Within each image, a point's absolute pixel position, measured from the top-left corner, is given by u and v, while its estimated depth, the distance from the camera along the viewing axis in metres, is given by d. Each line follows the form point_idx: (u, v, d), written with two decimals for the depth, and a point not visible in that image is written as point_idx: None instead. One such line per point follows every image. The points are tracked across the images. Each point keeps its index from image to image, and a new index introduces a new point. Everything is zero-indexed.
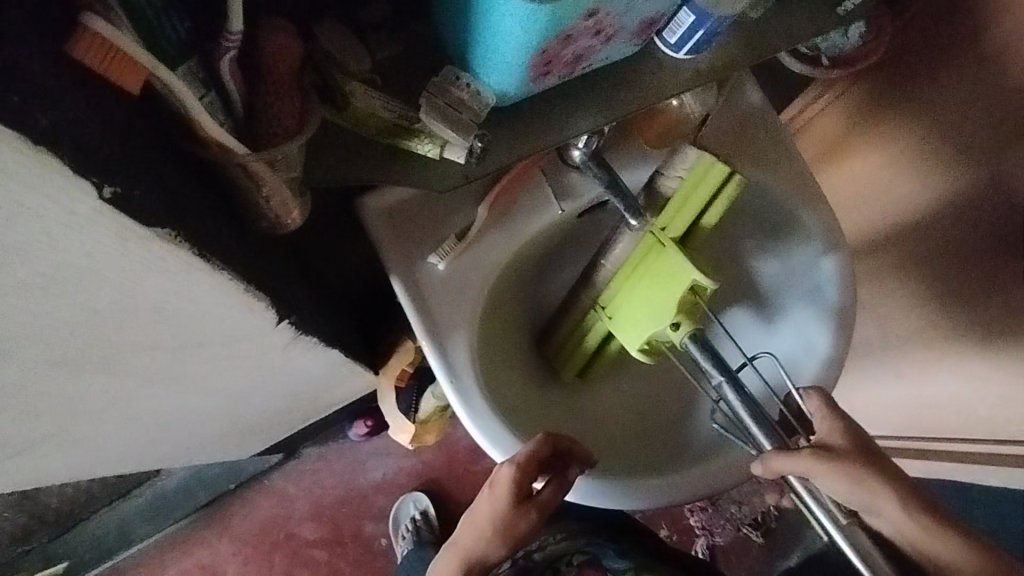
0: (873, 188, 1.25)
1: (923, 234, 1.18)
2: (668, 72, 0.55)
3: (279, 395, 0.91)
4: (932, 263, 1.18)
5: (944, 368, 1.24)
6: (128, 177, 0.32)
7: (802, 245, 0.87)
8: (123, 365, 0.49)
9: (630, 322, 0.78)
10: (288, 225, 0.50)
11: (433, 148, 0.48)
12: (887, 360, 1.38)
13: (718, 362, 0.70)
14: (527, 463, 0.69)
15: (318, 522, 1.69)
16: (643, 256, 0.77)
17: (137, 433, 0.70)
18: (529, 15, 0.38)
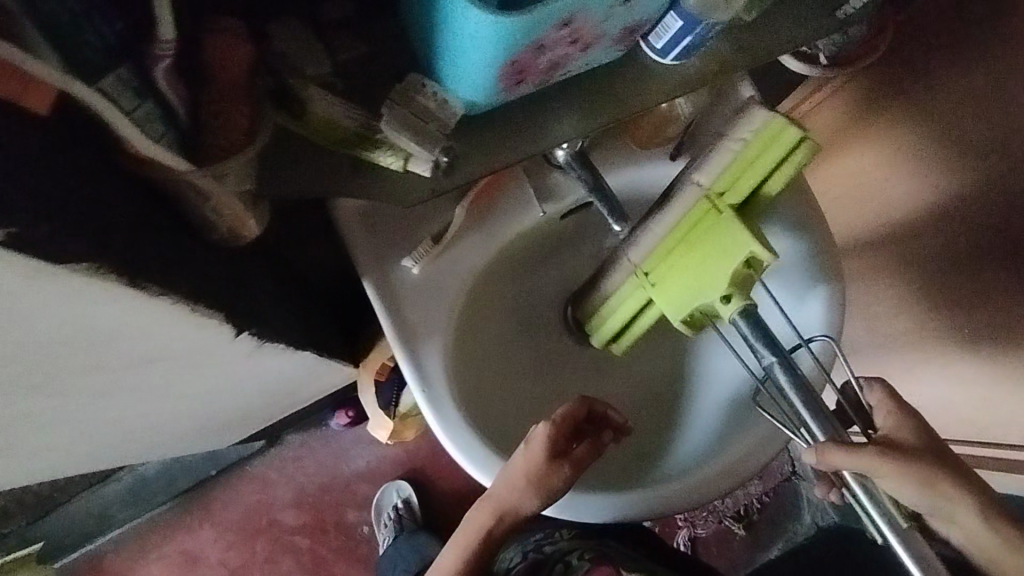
0: (867, 187, 1.21)
1: (914, 237, 1.15)
2: (653, 78, 0.52)
3: (253, 393, 0.88)
4: (922, 266, 1.16)
5: (930, 370, 1.22)
6: (35, 210, 0.30)
7: (795, 244, 0.84)
8: (66, 386, 0.46)
9: (677, 292, 0.69)
10: (244, 237, 0.47)
11: (395, 160, 0.46)
12: (874, 360, 1.36)
13: (767, 338, 0.67)
14: (563, 424, 0.68)
15: (300, 509, 1.68)
16: (693, 223, 0.67)
17: (95, 442, 0.67)
18: (494, 26, 0.35)
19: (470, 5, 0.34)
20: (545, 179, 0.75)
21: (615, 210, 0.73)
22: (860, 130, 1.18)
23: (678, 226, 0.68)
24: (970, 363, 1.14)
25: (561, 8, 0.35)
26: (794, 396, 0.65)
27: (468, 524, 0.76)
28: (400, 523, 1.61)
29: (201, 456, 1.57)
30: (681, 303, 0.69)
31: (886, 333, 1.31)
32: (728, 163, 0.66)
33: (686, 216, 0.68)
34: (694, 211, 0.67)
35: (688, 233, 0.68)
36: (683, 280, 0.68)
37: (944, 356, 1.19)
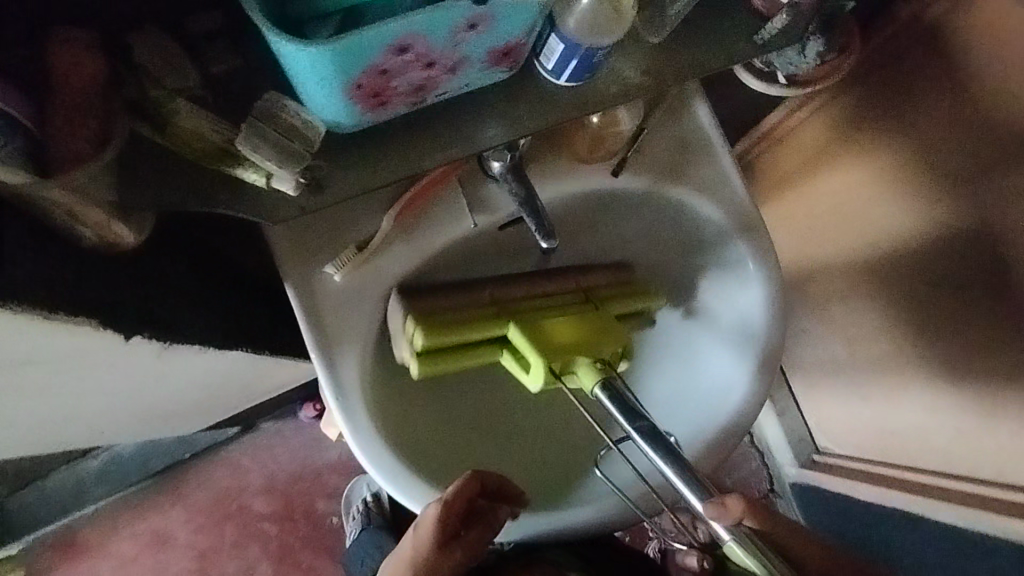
0: (846, 208, 1.18)
1: (893, 260, 1.13)
2: (548, 101, 0.50)
3: (192, 389, 0.90)
4: (902, 292, 1.13)
5: (903, 396, 1.19)
6: None
7: (727, 286, 0.84)
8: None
9: (538, 339, 0.72)
10: (118, 245, 0.47)
11: (259, 177, 0.44)
12: (853, 384, 1.33)
13: (625, 408, 0.66)
14: (453, 506, 0.68)
15: (271, 496, 1.70)
16: (567, 309, 0.76)
17: (13, 435, 0.69)
18: (314, 53, 0.34)
19: (283, 37, 0.33)
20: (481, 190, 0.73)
21: (544, 230, 0.71)
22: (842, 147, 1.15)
23: (549, 298, 0.78)
24: (939, 392, 1.11)
25: (385, 29, 0.34)
26: (658, 458, 0.61)
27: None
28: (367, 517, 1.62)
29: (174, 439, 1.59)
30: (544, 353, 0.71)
31: (868, 356, 1.26)
32: (606, 287, 0.81)
33: (558, 295, 0.78)
34: (568, 296, 0.78)
35: (559, 307, 0.76)
36: (551, 335, 0.73)
37: (917, 384, 1.15)
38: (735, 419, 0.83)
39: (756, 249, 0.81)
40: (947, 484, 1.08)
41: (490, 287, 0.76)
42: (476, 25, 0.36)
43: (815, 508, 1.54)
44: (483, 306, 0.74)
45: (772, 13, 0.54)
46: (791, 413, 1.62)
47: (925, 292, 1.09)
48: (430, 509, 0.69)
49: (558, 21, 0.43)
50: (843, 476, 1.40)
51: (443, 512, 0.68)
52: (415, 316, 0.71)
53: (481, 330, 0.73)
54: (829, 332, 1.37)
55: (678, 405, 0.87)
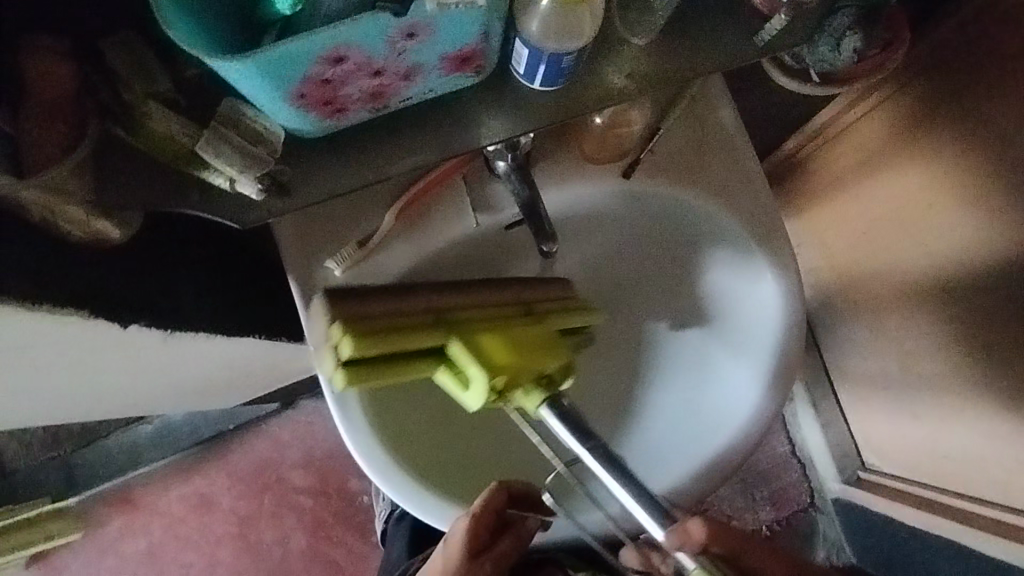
0: (897, 213, 1.11)
1: (947, 273, 1.04)
2: (529, 107, 0.50)
3: (215, 371, 0.94)
4: (956, 310, 1.04)
5: (954, 417, 1.11)
6: None
7: (740, 299, 0.80)
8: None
9: (475, 359, 0.63)
10: (106, 239, 0.50)
11: (225, 180, 0.45)
12: (902, 400, 1.24)
13: (576, 427, 0.63)
14: (482, 518, 0.70)
15: (307, 470, 1.77)
16: (506, 323, 0.68)
17: (40, 410, 0.75)
18: (240, 67, 0.34)
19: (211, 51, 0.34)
20: (484, 189, 0.73)
21: (543, 233, 0.69)
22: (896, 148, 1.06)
23: (489, 310, 0.68)
24: (998, 419, 1.02)
25: (313, 42, 0.34)
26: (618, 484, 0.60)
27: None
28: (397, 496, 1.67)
29: (220, 411, 1.67)
30: (487, 372, 0.62)
31: (921, 374, 1.17)
32: (547, 301, 0.74)
33: (498, 310, 0.69)
34: (507, 311, 0.70)
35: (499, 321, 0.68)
36: (488, 354, 0.63)
37: (973, 408, 1.06)
38: (732, 447, 0.82)
39: (778, 271, 0.77)
40: (1012, 520, 1.00)
41: (423, 295, 0.67)
42: (415, 35, 0.36)
43: (859, 529, 1.45)
44: (416, 317, 0.64)
45: (772, 13, 0.52)
46: (836, 426, 1.53)
47: (983, 310, 0.99)
48: (459, 523, 0.70)
49: (521, 26, 0.42)
50: (890, 497, 1.31)
51: (471, 525, 0.70)
52: (343, 324, 0.60)
53: (419, 339, 0.62)
54: (879, 343, 1.29)
55: (678, 421, 0.86)
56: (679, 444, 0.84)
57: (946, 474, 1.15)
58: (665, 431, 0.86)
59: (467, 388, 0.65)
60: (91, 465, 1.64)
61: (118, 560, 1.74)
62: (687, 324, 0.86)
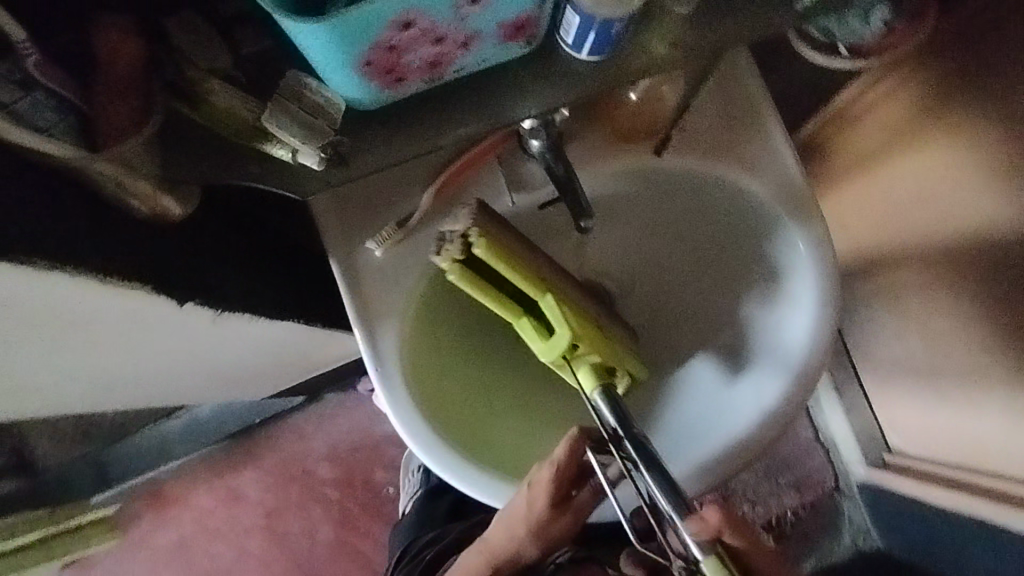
0: (924, 197, 1.10)
1: (972, 248, 1.03)
2: (575, 77, 0.51)
3: (255, 358, 0.96)
4: (983, 287, 1.04)
5: (979, 392, 1.11)
6: None
7: (778, 274, 0.80)
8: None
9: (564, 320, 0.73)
10: (168, 215, 0.52)
11: (286, 153, 0.46)
12: (928, 379, 1.24)
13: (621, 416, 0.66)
14: (565, 465, 0.68)
15: (333, 463, 1.79)
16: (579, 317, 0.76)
17: (103, 391, 0.79)
18: (317, 30, 0.36)
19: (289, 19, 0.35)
20: (519, 168, 0.75)
21: (580, 208, 0.71)
22: (919, 125, 1.06)
23: None
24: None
25: (387, 8, 0.35)
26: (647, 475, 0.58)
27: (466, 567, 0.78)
28: None
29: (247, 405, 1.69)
30: (570, 339, 0.73)
31: (948, 353, 1.17)
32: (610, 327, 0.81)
33: None
34: None
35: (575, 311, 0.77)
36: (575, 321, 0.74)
37: (1003, 387, 1.05)
38: (760, 428, 0.77)
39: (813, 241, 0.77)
40: None
41: (540, 258, 0.72)
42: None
43: (886, 511, 1.45)
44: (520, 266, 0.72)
45: None
46: (862, 410, 1.52)
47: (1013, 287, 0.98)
48: (541, 474, 0.69)
49: None
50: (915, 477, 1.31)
51: (554, 475, 0.69)
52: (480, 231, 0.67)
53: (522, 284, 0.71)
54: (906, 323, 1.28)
55: (705, 406, 0.83)
56: (704, 430, 0.81)
57: (973, 451, 1.16)
58: (692, 416, 0.84)
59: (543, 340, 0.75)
60: (125, 456, 1.67)
61: (149, 553, 1.77)
62: (723, 306, 0.86)
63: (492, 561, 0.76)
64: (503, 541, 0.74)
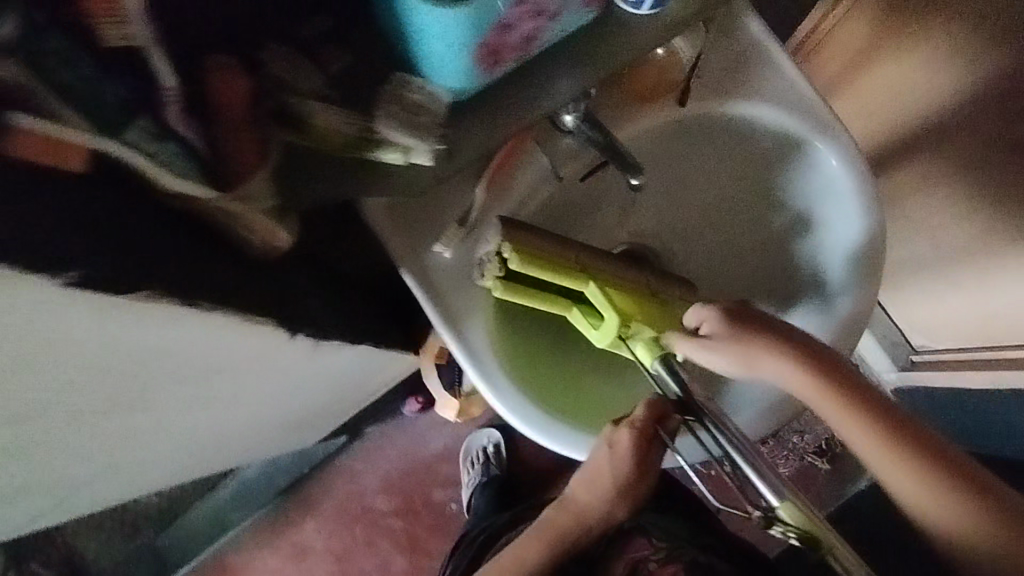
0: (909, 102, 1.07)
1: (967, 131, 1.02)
2: (632, 32, 0.54)
3: (329, 389, 0.96)
4: (1001, 172, 1.01)
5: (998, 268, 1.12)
6: (80, 248, 0.36)
7: (816, 186, 0.84)
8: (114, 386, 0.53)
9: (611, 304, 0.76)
10: (278, 248, 0.51)
11: (397, 155, 0.48)
12: (952, 270, 1.22)
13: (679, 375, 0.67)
14: (645, 425, 0.67)
15: (390, 494, 1.75)
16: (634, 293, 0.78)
17: (198, 441, 0.78)
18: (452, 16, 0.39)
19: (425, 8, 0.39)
20: (558, 145, 0.76)
21: (628, 165, 0.74)
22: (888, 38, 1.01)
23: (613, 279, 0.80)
24: None
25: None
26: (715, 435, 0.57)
27: (541, 528, 0.73)
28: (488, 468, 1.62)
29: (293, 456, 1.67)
30: (619, 317, 0.75)
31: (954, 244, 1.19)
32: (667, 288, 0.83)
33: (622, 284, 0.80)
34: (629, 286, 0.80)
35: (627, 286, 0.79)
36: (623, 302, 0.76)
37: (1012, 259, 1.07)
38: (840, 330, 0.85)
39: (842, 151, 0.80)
40: None
41: (575, 247, 0.75)
42: None
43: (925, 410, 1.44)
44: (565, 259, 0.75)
45: None
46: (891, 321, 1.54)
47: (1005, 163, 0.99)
48: (620, 436, 0.69)
49: None
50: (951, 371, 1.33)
51: (633, 432, 0.68)
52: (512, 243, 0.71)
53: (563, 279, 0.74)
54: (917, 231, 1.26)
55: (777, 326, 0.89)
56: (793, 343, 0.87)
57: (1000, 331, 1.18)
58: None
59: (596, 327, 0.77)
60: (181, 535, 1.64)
61: None
62: (771, 235, 0.90)
63: (575, 523, 0.72)
64: (585, 495, 0.72)
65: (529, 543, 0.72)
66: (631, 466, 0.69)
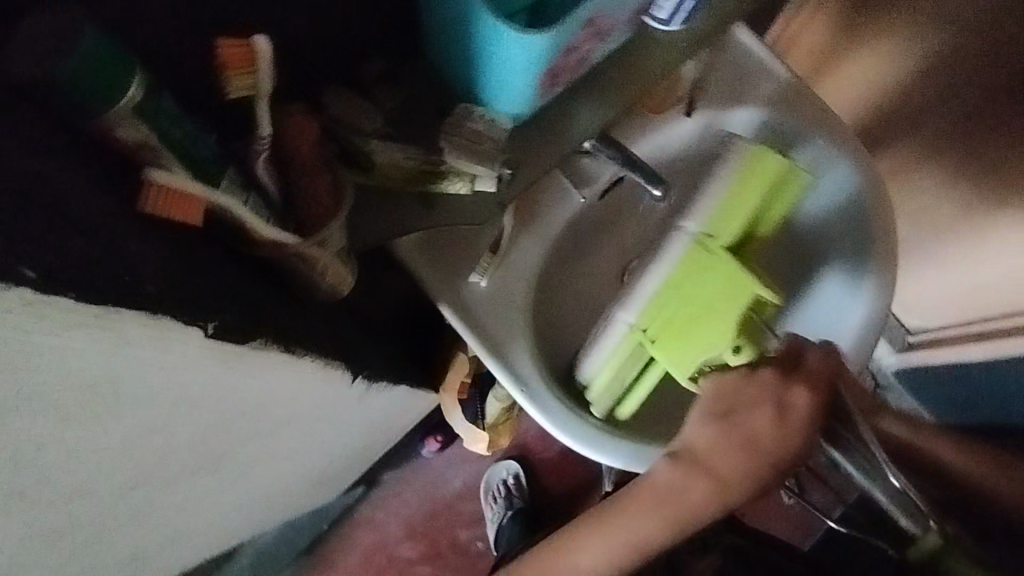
0: (876, 91, 1.05)
1: (924, 110, 0.99)
2: (659, 47, 0.56)
3: (365, 436, 0.92)
4: (964, 153, 0.96)
5: (991, 242, 1.01)
6: (222, 299, 0.34)
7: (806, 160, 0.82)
8: (201, 462, 0.47)
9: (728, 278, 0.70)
10: (343, 287, 0.50)
11: (463, 185, 0.48)
12: (925, 247, 1.18)
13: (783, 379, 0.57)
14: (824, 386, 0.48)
15: (414, 540, 1.64)
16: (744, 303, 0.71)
17: (243, 512, 0.70)
18: (532, 40, 0.40)
19: (507, 31, 0.39)
20: (577, 167, 0.78)
21: (651, 177, 0.75)
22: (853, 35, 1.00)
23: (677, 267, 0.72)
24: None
25: (586, 5, 0.40)
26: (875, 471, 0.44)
27: (661, 500, 0.49)
28: (511, 500, 1.57)
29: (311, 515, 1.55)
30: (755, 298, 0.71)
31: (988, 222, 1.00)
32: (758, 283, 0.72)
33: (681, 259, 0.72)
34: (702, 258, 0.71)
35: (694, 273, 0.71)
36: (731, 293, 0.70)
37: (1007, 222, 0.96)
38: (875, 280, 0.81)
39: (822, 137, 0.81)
40: None
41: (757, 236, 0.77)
42: None
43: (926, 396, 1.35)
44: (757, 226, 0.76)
45: None
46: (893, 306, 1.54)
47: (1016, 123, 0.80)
48: (796, 398, 0.47)
49: None
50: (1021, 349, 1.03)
51: (815, 395, 0.47)
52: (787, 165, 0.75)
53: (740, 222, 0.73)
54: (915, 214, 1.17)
55: (832, 291, 0.83)
56: (852, 294, 0.81)
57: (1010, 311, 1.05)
58: (828, 313, 0.83)
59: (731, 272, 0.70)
60: None
61: None
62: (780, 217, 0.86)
63: (708, 502, 0.48)
64: (727, 461, 0.48)
65: (637, 515, 0.49)
66: (801, 446, 0.46)
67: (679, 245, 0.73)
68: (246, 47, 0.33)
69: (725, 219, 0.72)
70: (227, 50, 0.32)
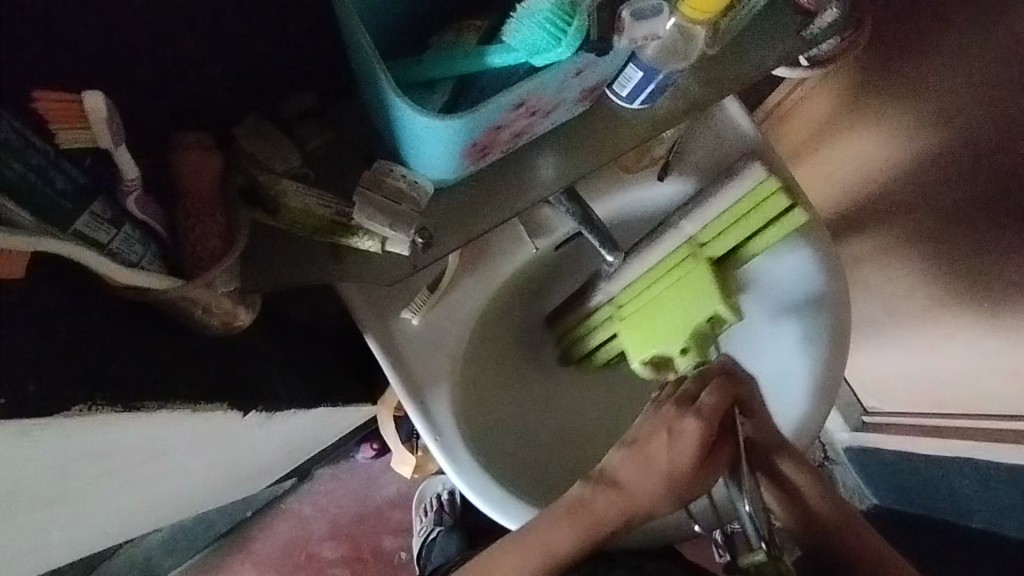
0: (857, 181, 0.92)
1: (900, 213, 0.88)
2: (623, 123, 0.51)
3: (283, 452, 0.87)
4: (947, 248, 0.83)
5: (965, 342, 0.86)
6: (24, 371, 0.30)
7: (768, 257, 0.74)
8: (45, 504, 0.43)
9: (698, 293, 0.66)
10: (236, 323, 0.47)
11: (373, 243, 0.46)
12: (886, 331, 1.01)
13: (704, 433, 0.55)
14: (715, 414, 0.48)
15: (338, 541, 1.35)
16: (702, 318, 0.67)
17: (127, 530, 0.66)
18: (447, 123, 0.38)
19: (418, 113, 0.38)
20: (534, 214, 0.71)
21: (606, 240, 0.66)
22: (840, 116, 0.89)
23: (656, 266, 0.68)
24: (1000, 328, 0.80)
25: (513, 91, 0.38)
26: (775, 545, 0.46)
27: (574, 512, 0.51)
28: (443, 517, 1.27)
29: (209, 517, 1.23)
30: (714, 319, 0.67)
31: (963, 330, 0.86)
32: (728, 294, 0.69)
33: (664, 258, 0.67)
34: (674, 258, 0.67)
35: (665, 277, 0.68)
36: (689, 308, 0.67)
37: (978, 332, 0.83)
38: (822, 377, 0.73)
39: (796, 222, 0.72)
40: (1000, 424, 0.84)
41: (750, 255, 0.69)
42: (580, 71, 0.41)
43: (876, 478, 1.17)
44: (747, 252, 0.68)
45: (821, 9, 0.54)
46: None
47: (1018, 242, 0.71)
48: (687, 425, 0.48)
49: (635, 52, 0.44)
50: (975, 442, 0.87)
51: (706, 425, 0.48)
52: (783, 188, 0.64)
53: (726, 243, 0.66)
54: (879, 294, 1.00)
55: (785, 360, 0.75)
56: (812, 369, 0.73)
57: (969, 413, 0.89)
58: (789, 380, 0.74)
59: (707, 285, 0.66)
60: None
61: None
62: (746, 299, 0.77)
63: (614, 513, 0.51)
64: (638, 481, 0.50)
65: (554, 526, 0.51)
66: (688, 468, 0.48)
67: (665, 244, 0.66)
68: (73, 103, 0.32)
69: (724, 233, 0.65)
70: (50, 105, 0.31)
